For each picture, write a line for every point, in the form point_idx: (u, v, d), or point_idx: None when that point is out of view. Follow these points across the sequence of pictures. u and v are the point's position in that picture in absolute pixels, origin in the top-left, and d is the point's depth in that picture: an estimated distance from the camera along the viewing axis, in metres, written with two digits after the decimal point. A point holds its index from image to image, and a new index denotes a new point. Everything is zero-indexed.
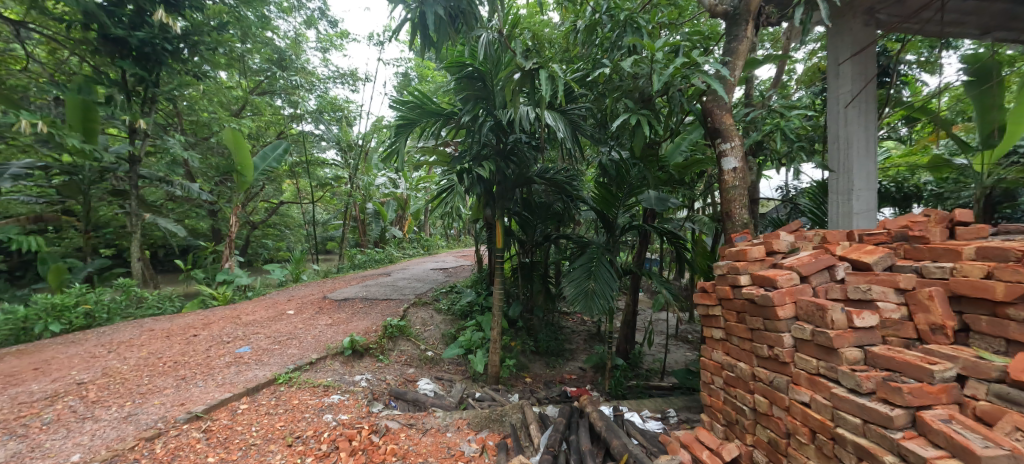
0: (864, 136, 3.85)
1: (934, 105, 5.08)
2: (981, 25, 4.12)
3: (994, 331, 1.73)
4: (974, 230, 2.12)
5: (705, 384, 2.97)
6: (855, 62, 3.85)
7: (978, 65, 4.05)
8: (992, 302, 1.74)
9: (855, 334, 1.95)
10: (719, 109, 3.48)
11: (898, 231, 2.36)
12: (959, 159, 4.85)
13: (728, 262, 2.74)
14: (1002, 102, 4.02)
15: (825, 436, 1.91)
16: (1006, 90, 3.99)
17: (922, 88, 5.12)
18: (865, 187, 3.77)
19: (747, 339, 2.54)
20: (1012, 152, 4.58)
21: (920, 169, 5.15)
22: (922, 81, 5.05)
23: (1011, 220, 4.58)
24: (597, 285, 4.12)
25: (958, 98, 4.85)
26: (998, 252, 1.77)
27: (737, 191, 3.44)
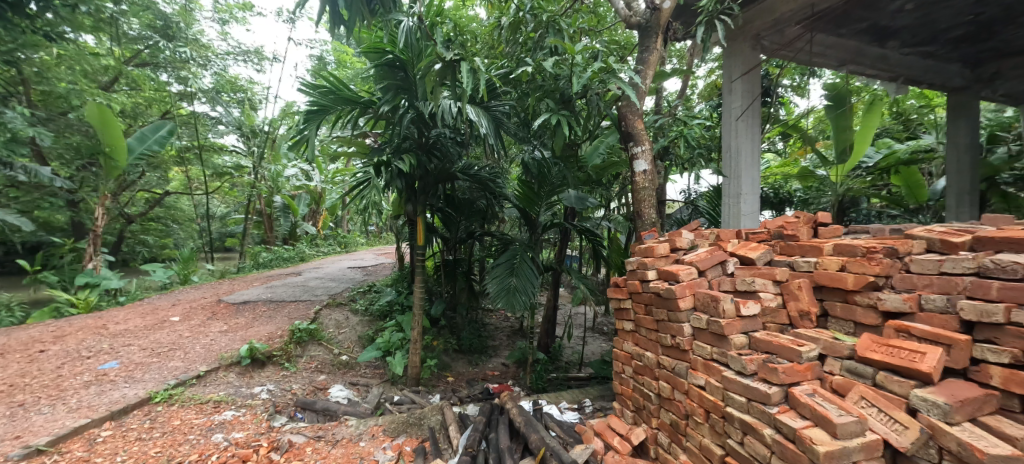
0: (751, 146, 4.32)
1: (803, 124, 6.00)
2: (838, 57, 4.47)
3: (846, 315, 2.04)
4: (833, 230, 2.47)
5: (617, 374, 3.16)
6: (745, 80, 4.30)
7: (835, 92, 4.70)
8: (845, 290, 2.05)
9: (742, 321, 2.17)
10: (631, 115, 3.69)
11: (775, 229, 2.66)
12: (821, 170, 5.73)
13: (638, 258, 2.92)
14: (851, 124, 4.77)
15: (717, 415, 2.10)
16: (854, 114, 4.74)
17: (794, 108, 6.00)
18: (751, 191, 4.26)
19: (653, 330, 2.73)
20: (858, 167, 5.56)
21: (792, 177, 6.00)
22: (794, 102, 5.91)
23: (857, 222, 5.56)
24: (518, 282, 4.15)
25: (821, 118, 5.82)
26: (850, 247, 2.08)
27: (647, 192, 3.68)
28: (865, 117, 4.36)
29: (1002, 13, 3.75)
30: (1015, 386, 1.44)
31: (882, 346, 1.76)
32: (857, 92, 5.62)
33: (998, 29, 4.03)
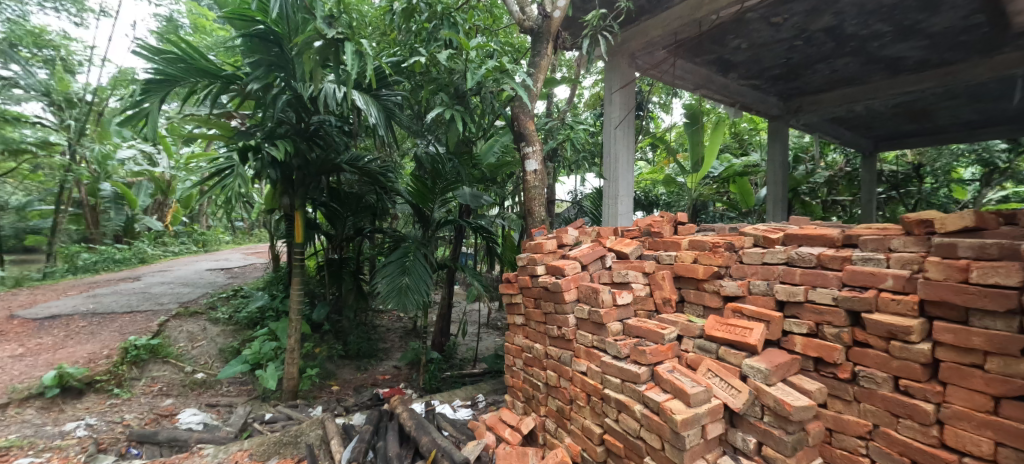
0: (626, 153, 4.80)
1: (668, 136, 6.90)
2: (693, 81, 5.12)
3: (697, 300, 2.39)
4: (688, 228, 2.86)
5: (508, 367, 3.24)
6: (623, 93, 4.73)
7: (691, 111, 5.44)
8: (697, 279, 2.39)
9: (617, 310, 2.39)
10: (523, 115, 3.80)
11: (644, 227, 2.98)
12: (680, 178, 6.65)
13: (528, 254, 3.02)
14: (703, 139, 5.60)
15: (596, 397, 2.28)
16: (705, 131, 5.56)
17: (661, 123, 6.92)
18: (626, 193, 4.74)
19: (541, 322, 2.86)
20: (707, 177, 6.60)
21: (659, 183, 6.87)
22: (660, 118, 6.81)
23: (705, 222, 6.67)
24: (411, 281, 3.99)
25: (681, 133, 6.75)
26: (701, 242, 2.43)
27: (537, 191, 3.83)
28: (712, 134, 5.20)
29: (804, 60, 4.74)
30: (811, 350, 1.88)
31: (723, 325, 2.09)
32: (707, 113, 6.63)
33: (801, 72, 5.09)
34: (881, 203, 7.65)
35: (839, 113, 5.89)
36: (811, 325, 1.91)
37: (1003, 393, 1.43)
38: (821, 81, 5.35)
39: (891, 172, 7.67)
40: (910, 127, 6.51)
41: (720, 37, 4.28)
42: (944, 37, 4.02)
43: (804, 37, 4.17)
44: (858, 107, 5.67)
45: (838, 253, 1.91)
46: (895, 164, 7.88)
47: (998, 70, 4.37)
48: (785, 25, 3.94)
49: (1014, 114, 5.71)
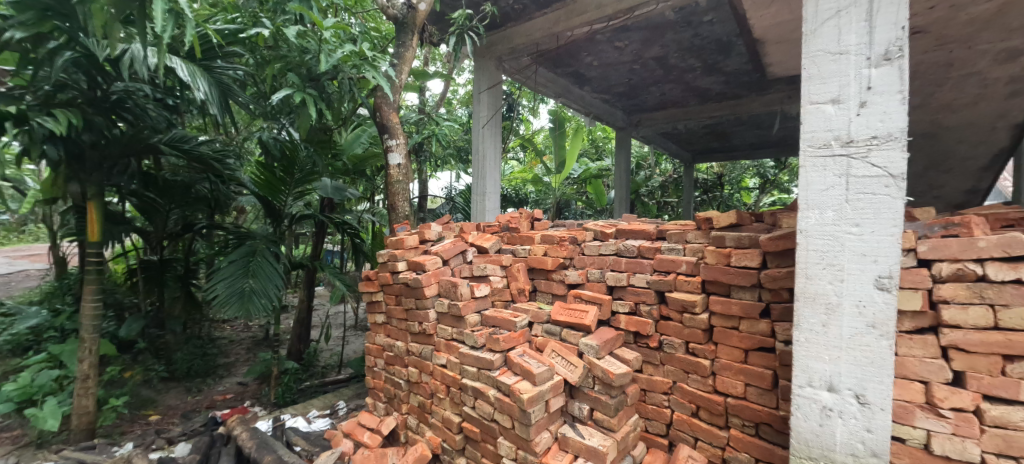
0: (494, 150, 4.97)
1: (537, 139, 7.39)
2: (553, 90, 5.55)
3: (547, 289, 2.64)
4: (543, 224, 3.10)
5: (369, 368, 3.11)
6: (491, 93, 4.89)
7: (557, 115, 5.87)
8: (547, 270, 2.64)
9: (475, 302, 2.49)
10: (386, 107, 3.66)
11: (503, 223, 3.15)
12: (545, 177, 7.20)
13: (388, 250, 2.92)
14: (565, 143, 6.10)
15: (455, 388, 2.35)
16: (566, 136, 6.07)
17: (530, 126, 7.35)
18: (494, 190, 4.93)
19: (402, 319, 2.81)
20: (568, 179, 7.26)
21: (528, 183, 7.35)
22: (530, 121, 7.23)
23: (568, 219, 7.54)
24: (256, 284, 3.49)
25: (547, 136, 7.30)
26: (550, 236, 2.68)
27: (401, 185, 3.74)
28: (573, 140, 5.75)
29: (642, 81, 5.55)
30: (632, 325, 2.26)
31: (566, 310, 2.35)
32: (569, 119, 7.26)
33: (639, 92, 5.95)
34: (697, 204, 9.39)
35: (666, 129, 7.04)
36: (632, 305, 2.29)
37: (750, 346, 1.92)
38: (654, 102, 6.32)
39: (704, 180, 9.50)
40: (716, 145, 8.11)
41: (575, 53, 4.76)
42: (734, 76, 5.14)
43: (641, 62, 4.90)
44: (680, 126, 6.86)
45: (652, 244, 2.31)
46: (706, 174, 9.81)
47: (767, 106, 5.73)
48: (627, 50, 4.57)
49: (778, 140, 7.59)
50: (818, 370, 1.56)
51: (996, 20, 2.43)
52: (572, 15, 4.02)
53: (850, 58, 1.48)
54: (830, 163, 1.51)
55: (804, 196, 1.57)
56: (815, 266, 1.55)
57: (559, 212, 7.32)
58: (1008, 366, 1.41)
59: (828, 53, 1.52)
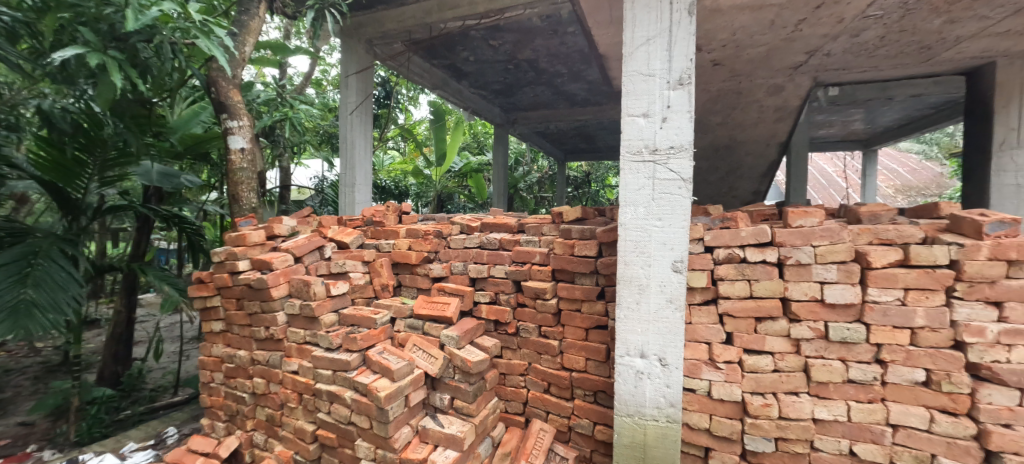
0: (364, 139, 4.67)
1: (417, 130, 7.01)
2: (431, 81, 5.43)
3: (412, 283, 2.63)
4: (411, 217, 3.02)
5: (205, 385, 2.70)
6: (361, 78, 4.59)
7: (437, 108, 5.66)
8: (411, 264, 2.63)
9: (332, 301, 2.34)
10: (224, 81, 3.18)
11: (367, 216, 3.01)
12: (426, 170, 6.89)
13: (226, 248, 2.55)
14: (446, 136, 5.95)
15: (309, 394, 2.18)
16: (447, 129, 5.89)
17: (410, 116, 6.92)
18: (365, 182, 4.67)
19: (246, 325, 2.50)
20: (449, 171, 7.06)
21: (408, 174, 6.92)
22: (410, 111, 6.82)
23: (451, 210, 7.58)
24: (38, 295, 2.55)
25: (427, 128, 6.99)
26: (416, 230, 2.66)
27: (245, 174, 3.29)
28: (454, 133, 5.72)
29: (514, 82, 5.78)
30: (492, 314, 2.39)
31: (429, 303, 2.37)
32: (448, 112, 7.20)
33: (514, 92, 6.14)
34: (569, 200, 10.16)
35: (540, 128, 7.46)
36: (492, 294, 2.43)
37: (589, 325, 2.19)
38: (527, 102, 6.63)
39: (575, 177, 10.28)
40: (583, 146, 8.88)
41: (451, 46, 4.70)
42: (594, 84, 5.70)
43: (514, 63, 5.12)
44: (551, 126, 7.34)
45: (512, 237, 2.47)
46: (577, 171, 10.56)
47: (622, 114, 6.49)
48: (500, 49, 4.72)
49: None
50: (634, 341, 1.86)
51: (765, 61, 3.16)
52: (444, 8, 4.00)
53: (656, 80, 1.78)
54: (642, 168, 1.81)
55: (623, 195, 1.84)
56: (631, 254, 1.83)
57: (441, 206, 7.14)
58: (758, 325, 1.88)
59: (641, 74, 1.80)
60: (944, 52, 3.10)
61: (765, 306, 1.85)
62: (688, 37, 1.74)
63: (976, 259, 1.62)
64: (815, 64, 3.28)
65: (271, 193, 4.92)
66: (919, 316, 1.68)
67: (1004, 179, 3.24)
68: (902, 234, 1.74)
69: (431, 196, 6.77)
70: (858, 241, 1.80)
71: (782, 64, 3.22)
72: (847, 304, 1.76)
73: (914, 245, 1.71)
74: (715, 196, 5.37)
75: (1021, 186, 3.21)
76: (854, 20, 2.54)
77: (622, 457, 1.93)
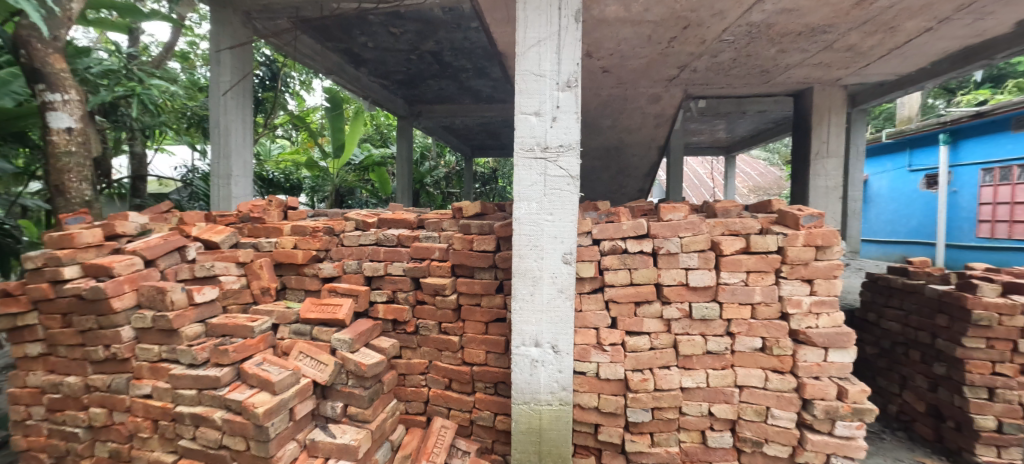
0: (242, 125, 3.96)
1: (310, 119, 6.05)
2: (324, 66, 4.75)
3: (298, 285, 2.41)
4: (299, 213, 2.76)
5: (18, 423, 2.15)
6: (236, 55, 3.88)
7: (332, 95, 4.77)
8: (297, 265, 2.41)
9: (196, 310, 2.03)
10: (38, 43, 2.52)
11: (244, 213, 2.68)
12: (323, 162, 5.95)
13: (44, 252, 2.05)
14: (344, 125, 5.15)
15: (167, 420, 1.87)
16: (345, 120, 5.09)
17: (303, 102, 5.91)
18: (243, 173, 4.02)
19: (77, 346, 2.05)
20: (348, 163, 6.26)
21: (301, 166, 5.81)
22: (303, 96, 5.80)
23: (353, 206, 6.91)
24: None
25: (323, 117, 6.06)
26: (302, 227, 2.44)
27: (73, 160, 2.69)
28: (353, 124, 5.04)
29: (419, 73, 5.26)
30: (390, 314, 2.31)
31: (317, 306, 2.20)
32: (346, 101, 6.62)
33: (418, 83, 5.56)
34: (476, 196, 10.11)
35: (446, 123, 7.01)
36: (390, 293, 2.34)
37: (489, 318, 2.23)
38: (433, 95, 6.08)
39: (482, 174, 10.25)
40: (491, 143, 8.76)
41: (347, 29, 4.18)
42: (499, 83, 5.47)
43: (417, 54, 4.74)
44: (457, 121, 6.87)
45: (411, 233, 2.42)
46: (484, 167, 10.53)
47: None
48: (401, 39, 4.36)
49: None
50: (529, 331, 1.94)
51: (645, 72, 3.51)
52: None
53: (546, 81, 1.87)
54: (534, 164, 1.88)
55: (517, 190, 1.90)
56: (525, 248, 1.90)
57: (340, 202, 6.38)
58: (637, 308, 2.09)
59: (532, 74, 1.87)
60: (779, 75, 3.73)
61: (643, 291, 2.07)
62: (575, 42, 1.86)
63: (795, 245, 2.01)
64: (686, 78, 3.73)
65: (119, 183, 4.10)
66: (757, 293, 2.02)
67: (819, 182, 4.10)
68: (745, 225, 2.07)
69: (327, 191, 5.91)
70: (714, 233, 2.09)
71: (659, 76, 3.61)
72: (705, 286, 2.04)
73: (753, 235, 2.05)
74: (608, 194, 5.82)
75: (828, 188, 4.10)
76: (713, 42, 2.94)
77: (520, 443, 2.00)
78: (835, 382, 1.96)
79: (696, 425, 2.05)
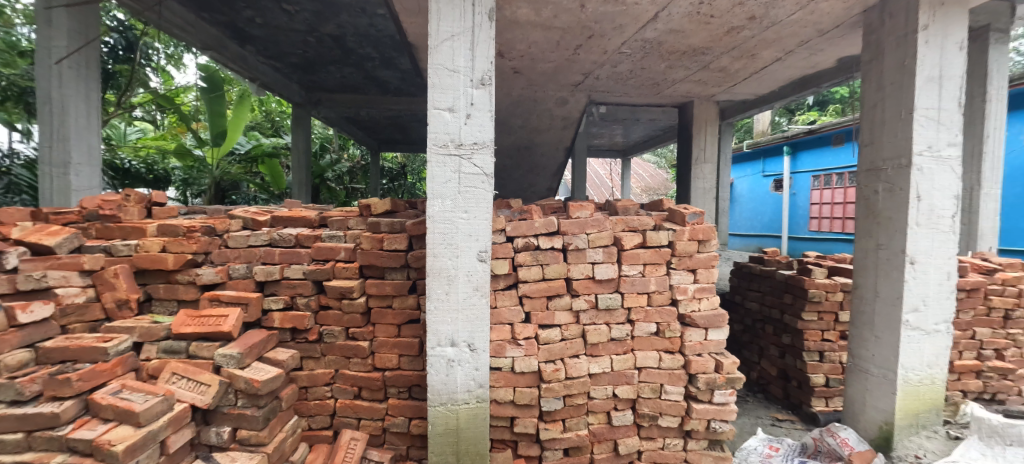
0: (85, 103, 3.10)
1: (181, 99, 5.10)
2: (199, 40, 3.89)
3: (169, 295, 2.07)
4: (168, 211, 2.35)
5: None
6: (75, 14, 3.02)
7: (209, 74, 4.14)
8: (167, 271, 2.06)
9: (19, 333, 1.64)
10: None
11: (90, 209, 2.20)
12: (199, 150, 5.10)
13: None
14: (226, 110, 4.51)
15: None
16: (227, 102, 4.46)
17: (171, 78, 4.96)
18: (88, 161, 3.12)
19: None
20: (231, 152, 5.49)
21: (169, 153, 4.87)
22: (170, 71, 4.86)
23: (237, 204, 5.69)
24: None
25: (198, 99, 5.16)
26: (172, 226, 2.10)
27: None
28: (237, 109, 4.38)
29: (319, 57, 4.66)
30: (287, 322, 2.10)
31: (195, 318, 1.91)
32: (228, 82, 5.73)
33: (316, 68, 4.96)
34: (383, 192, 9.57)
35: (349, 113, 6.43)
36: (287, 299, 2.13)
37: (401, 320, 2.14)
38: (334, 83, 5.51)
39: (389, 169, 9.73)
40: (399, 138, 8.32)
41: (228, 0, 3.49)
42: (409, 75, 5.18)
43: (316, 36, 4.15)
44: (362, 113, 6.40)
45: (311, 232, 2.23)
46: (391, 163, 10.03)
47: None
48: (297, 18, 3.77)
49: None
50: (444, 331, 1.90)
51: (554, 76, 3.65)
52: None
53: (460, 77, 1.84)
54: (448, 161, 1.84)
55: (431, 187, 1.84)
56: (439, 246, 1.86)
57: (222, 198, 5.50)
58: (549, 302, 2.18)
59: (446, 69, 1.83)
60: (668, 88, 4.15)
61: (554, 286, 2.16)
62: (488, 40, 1.86)
63: (682, 239, 2.27)
64: (590, 84, 3.97)
65: None
66: (652, 283, 2.24)
67: (698, 184, 4.74)
68: (642, 222, 2.28)
69: (205, 184, 5.18)
70: (616, 229, 2.26)
71: (566, 81, 3.80)
72: (609, 279, 2.21)
73: (649, 231, 2.27)
74: (519, 191, 5.98)
75: (704, 190, 4.75)
76: (613, 53, 3.18)
77: (437, 446, 1.96)
78: (713, 357, 2.25)
79: (603, 407, 2.21)
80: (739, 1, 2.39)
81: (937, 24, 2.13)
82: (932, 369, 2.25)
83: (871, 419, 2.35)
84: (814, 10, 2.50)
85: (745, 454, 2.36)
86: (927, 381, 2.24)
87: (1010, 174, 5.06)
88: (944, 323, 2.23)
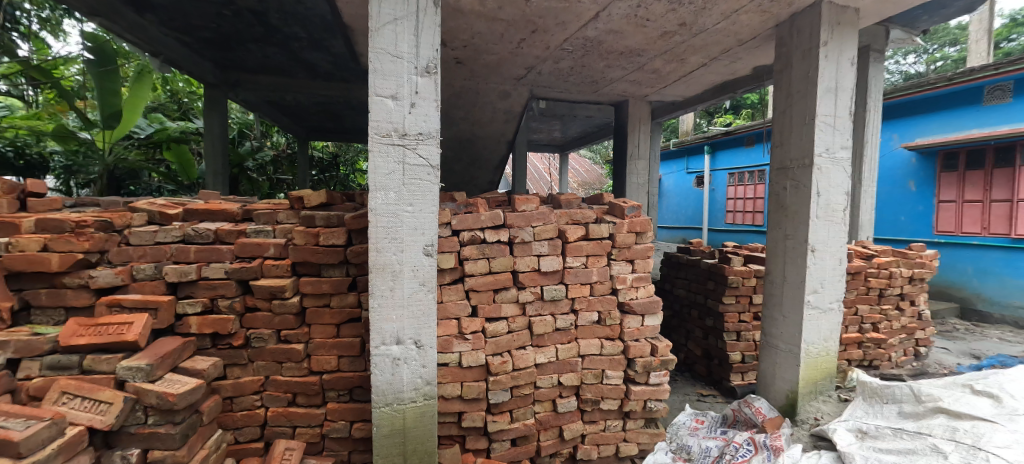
0: None
1: (61, 73, 4.37)
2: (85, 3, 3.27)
3: (53, 302, 1.77)
4: (48, 202, 2.00)
5: None
6: None
7: (97, 44, 3.54)
8: (50, 274, 1.76)
9: None
10: None
11: None
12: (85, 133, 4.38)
13: None
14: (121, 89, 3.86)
15: None
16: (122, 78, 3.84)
17: (48, 48, 4.22)
18: None
19: None
20: (129, 136, 4.79)
21: (44, 135, 4.13)
22: (48, 41, 4.15)
23: (139, 195, 5.05)
24: None
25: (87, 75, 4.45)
26: (55, 222, 1.80)
27: None
28: (135, 88, 3.80)
29: (236, 33, 4.19)
30: (206, 327, 1.89)
31: (89, 328, 1.66)
32: (124, 57, 5.00)
33: (233, 45, 4.46)
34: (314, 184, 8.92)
35: (272, 97, 5.87)
36: (206, 301, 1.92)
37: (340, 320, 2.02)
38: (254, 63, 5.00)
39: (319, 159, 9.08)
40: (330, 126, 7.75)
41: None
42: (341, 59, 4.85)
43: (232, 9, 3.73)
44: (287, 97, 5.90)
45: (234, 227, 2.03)
46: (321, 152, 9.37)
47: None
48: None
49: None
50: (389, 329, 1.83)
51: (496, 68, 3.64)
52: None
53: (404, 64, 1.76)
54: (391, 151, 1.76)
55: (372, 179, 1.75)
56: (382, 241, 1.77)
57: (117, 188, 4.76)
58: (495, 295, 2.18)
59: (388, 54, 1.74)
60: (606, 86, 4.30)
61: (500, 279, 2.17)
62: (433, 27, 1.79)
63: (621, 232, 2.37)
64: (532, 79, 4.01)
65: None
66: (594, 274, 2.33)
67: (633, 179, 5.01)
68: (584, 215, 2.36)
69: (95, 171, 4.44)
70: (560, 222, 2.32)
71: (509, 74, 3.81)
72: (553, 271, 2.26)
73: (591, 224, 2.35)
74: (460, 184, 5.89)
75: (639, 184, 5.02)
76: (555, 49, 3.22)
77: (383, 448, 1.88)
78: (649, 341, 2.38)
79: (548, 395, 2.26)
80: (672, 8, 2.54)
81: (834, 41, 2.42)
82: (827, 342, 2.59)
83: (779, 388, 2.66)
84: (736, 21, 2.72)
85: (675, 428, 2.56)
86: (824, 352, 2.58)
87: (883, 175, 5.96)
88: (837, 301, 2.57)
